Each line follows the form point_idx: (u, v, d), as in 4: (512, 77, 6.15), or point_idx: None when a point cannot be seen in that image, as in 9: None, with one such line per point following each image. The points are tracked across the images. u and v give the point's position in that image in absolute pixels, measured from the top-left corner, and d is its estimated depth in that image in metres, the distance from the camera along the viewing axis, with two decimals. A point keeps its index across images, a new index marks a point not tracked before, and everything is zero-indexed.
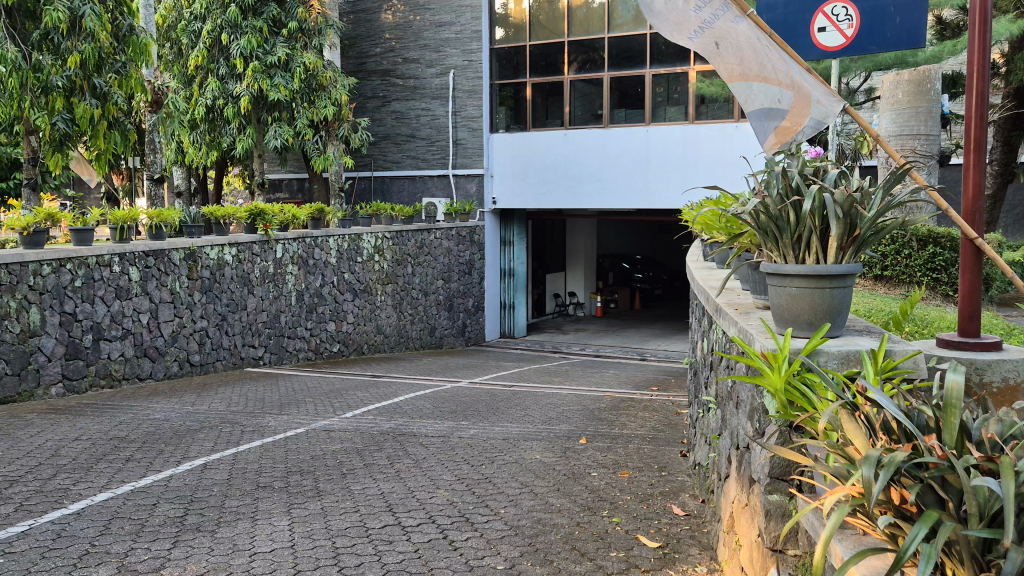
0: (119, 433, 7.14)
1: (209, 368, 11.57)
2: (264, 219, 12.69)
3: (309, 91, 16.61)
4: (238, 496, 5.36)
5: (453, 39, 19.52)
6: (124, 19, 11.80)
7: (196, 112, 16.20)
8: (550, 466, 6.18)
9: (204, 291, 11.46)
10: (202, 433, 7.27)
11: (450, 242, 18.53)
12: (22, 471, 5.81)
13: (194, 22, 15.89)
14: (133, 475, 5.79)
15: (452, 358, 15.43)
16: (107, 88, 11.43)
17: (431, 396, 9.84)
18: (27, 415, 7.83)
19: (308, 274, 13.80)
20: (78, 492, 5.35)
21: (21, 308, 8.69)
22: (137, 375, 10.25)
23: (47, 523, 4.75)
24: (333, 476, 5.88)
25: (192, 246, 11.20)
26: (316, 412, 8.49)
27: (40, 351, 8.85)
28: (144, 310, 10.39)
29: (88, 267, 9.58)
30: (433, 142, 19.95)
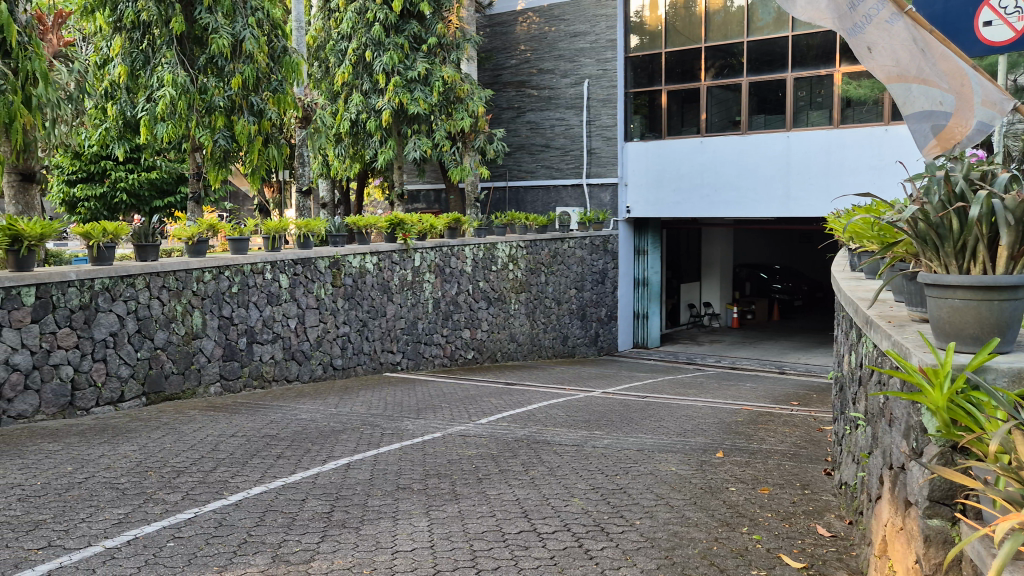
0: (270, 431, 7.56)
1: (350, 372, 12.07)
2: (403, 228, 13.15)
3: (447, 104, 17.07)
4: (380, 495, 5.56)
5: (588, 49, 19.58)
6: (278, 40, 12.54)
7: (341, 126, 16.99)
8: (687, 478, 6.07)
9: (347, 298, 11.97)
10: (345, 434, 7.58)
11: (584, 251, 18.57)
12: (187, 462, 6.26)
13: (342, 41, 16.69)
14: (284, 471, 6.12)
15: (585, 368, 15.42)
16: (263, 105, 12.19)
17: (565, 404, 9.87)
18: (190, 411, 8.42)
19: (444, 282, 14.16)
20: (236, 485, 5.70)
21: (185, 312, 9.35)
22: (285, 376, 10.84)
23: (210, 512, 5.09)
24: (469, 480, 6.01)
25: (336, 254, 11.74)
26: (452, 417, 8.69)
27: (200, 352, 9.48)
28: (292, 315, 10.94)
29: (244, 274, 10.21)
30: (567, 152, 20.03)
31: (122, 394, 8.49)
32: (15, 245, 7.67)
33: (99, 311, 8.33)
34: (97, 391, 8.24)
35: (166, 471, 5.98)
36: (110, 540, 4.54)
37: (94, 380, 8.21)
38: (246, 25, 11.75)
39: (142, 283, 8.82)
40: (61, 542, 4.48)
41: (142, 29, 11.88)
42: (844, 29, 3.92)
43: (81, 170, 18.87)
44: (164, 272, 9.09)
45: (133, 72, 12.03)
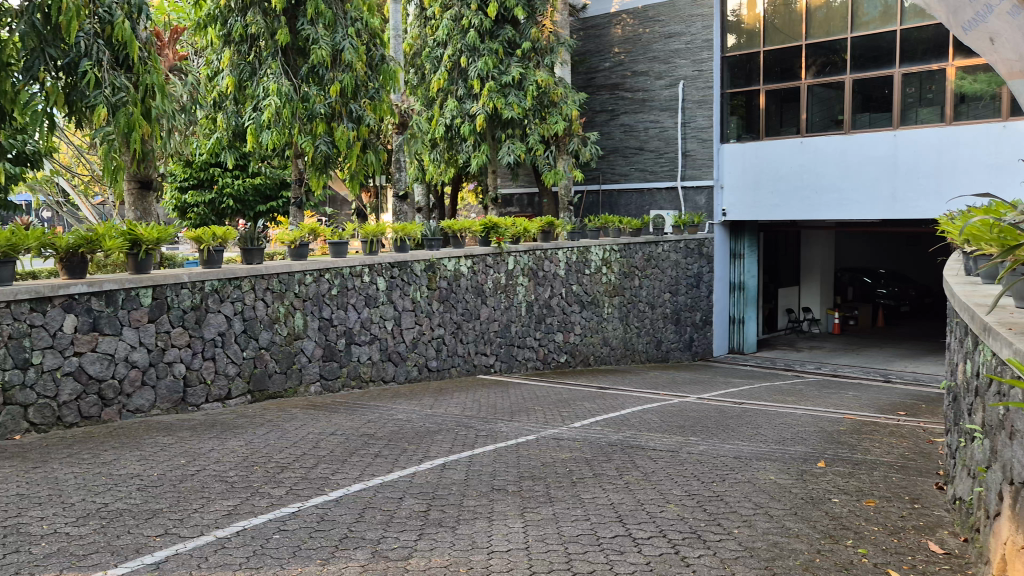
0: (368, 430, 7.75)
1: (445, 373, 12.26)
2: (497, 232, 13.27)
3: (541, 108, 17.18)
4: (475, 496, 5.63)
5: (683, 50, 19.28)
6: (377, 49, 12.89)
7: (436, 131, 17.26)
8: (787, 488, 5.90)
9: (442, 300, 12.17)
10: (441, 435, 7.70)
11: (678, 255, 18.33)
12: (290, 458, 6.48)
13: (438, 48, 17.00)
14: (381, 469, 6.26)
15: (679, 373, 15.20)
16: (362, 112, 12.48)
17: (659, 409, 9.75)
18: (292, 409, 8.71)
19: (537, 285, 14.22)
20: (336, 482, 5.87)
21: (288, 313, 9.68)
22: (382, 377, 11.09)
23: (312, 507, 5.26)
24: (564, 483, 6.00)
25: (431, 257, 11.94)
26: (545, 420, 8.72)
27: (302, 353, 9.80)
28: (389, 317, 11.18)
29: (343, 276, 10.49)
30: (661, 154, 19.78)
31: (229, 392, 8.86)
32: (133, 249, 8.10)
33: (209, 312, 8.71)
34: (206, 387, 8.62)
35: (271, 467, 6.21)
36: (221, 530, 4.74)
37: (204, 377, 8.60)
38: (345, 36, 12.11)
39: (248, 285, 9.18)
40: (177, 530, 4.72)
41: (249, 42, 12.38)
42: (958, 25, 4.08)
43: (192, 177, 19.80)
44: (269, 274, 9.44)
45: (241, 83, 12.54)
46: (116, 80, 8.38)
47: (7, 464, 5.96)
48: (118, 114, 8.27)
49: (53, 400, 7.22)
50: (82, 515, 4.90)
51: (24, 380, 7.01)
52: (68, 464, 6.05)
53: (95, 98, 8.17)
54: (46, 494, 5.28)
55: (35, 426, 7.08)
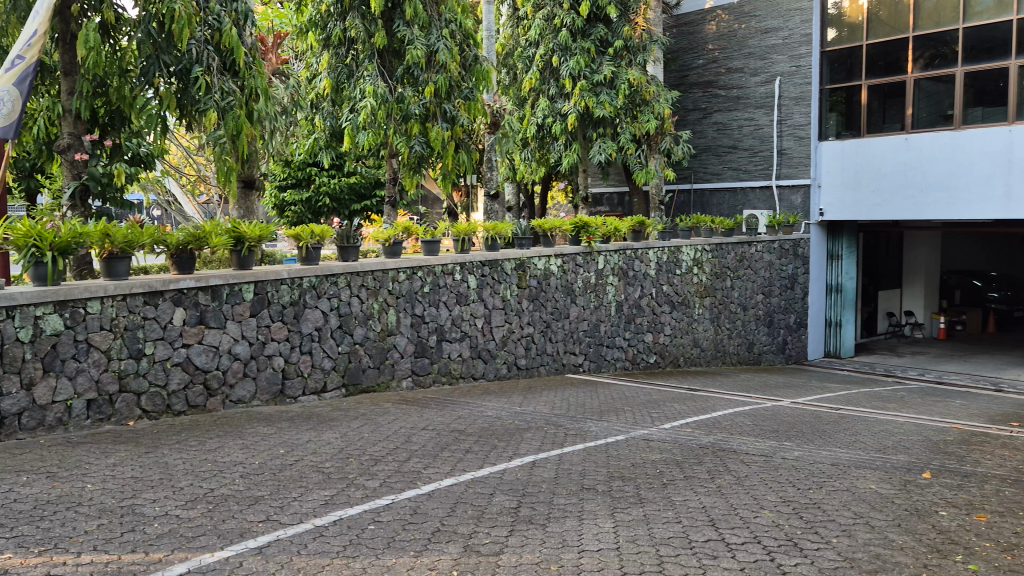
0: (459, 426, 7.86)
1: (534, 372, 12.32)
2: (587, 231, 13.25)
3: (633, 106, 17.05)
4: (565, 494, 5.63)
5: (780, 45, 18.82)
6: (470, 49, 13.07)
7: (528, 131, 17.35)
8: (889, 498, 5.70)
9: (532, 299, 12.23)
10: (531, 432, 7.75)
11: (772, 255, 17.91)
12: (384, 451, 6.64)
13: (529, 48, 17.09)
14: (472, 465, 6.34)
15: (772, 376, 14.84)
16: (456, 112, 12.65)
17: (752, 413, 9.54)
18: (384, 404, 8.92)
19: (627, 285, 14.13)
20: (428, 476, 5.97)
21: (382, 309, 9.90)
22: (472, 374, 11.22)
23: (406, 499, 5.37)
24: (654, 485, 5.95)
25: (522, 256, 12.03)
26: (635, 421, 8.65)
27: (394, 348, 10.02)
28: (479, 315, 11.32)
29: (435, 274, 10.66)
30: (755, 153, 19.34)
31: (325, 385, 9.13)
32: (237, 246, 8.43)
33: (307, 307, 8.98)
34: (303, 380, 8.90)
35: (365, 459, 6.37)
36: (319, 519, 4.89)
37: (301, 371, 8.88)
38: (440, 37, 12.31)
39: (344, 281, 9.42)
40: (277, 517, 4.90)
41: (347, 45, 12.71)
42: None
43: (291, 176, 20.44)
44: (364, 272, 9.66)
45: (339, 85, 12.88)
46: (224, 85, 8.71)
47: (122, 449, 6.30)
48: (227, 118, 8.62)
49: (163, 388, 7.59)
50: (191, 499, 5.14)
51: (137, 369, 7.38)
52: (177, 450, 6.36)
53: (206, 103, 8.50)
54: (158, 477, 5.56)
55: (146, 413, 7.45)
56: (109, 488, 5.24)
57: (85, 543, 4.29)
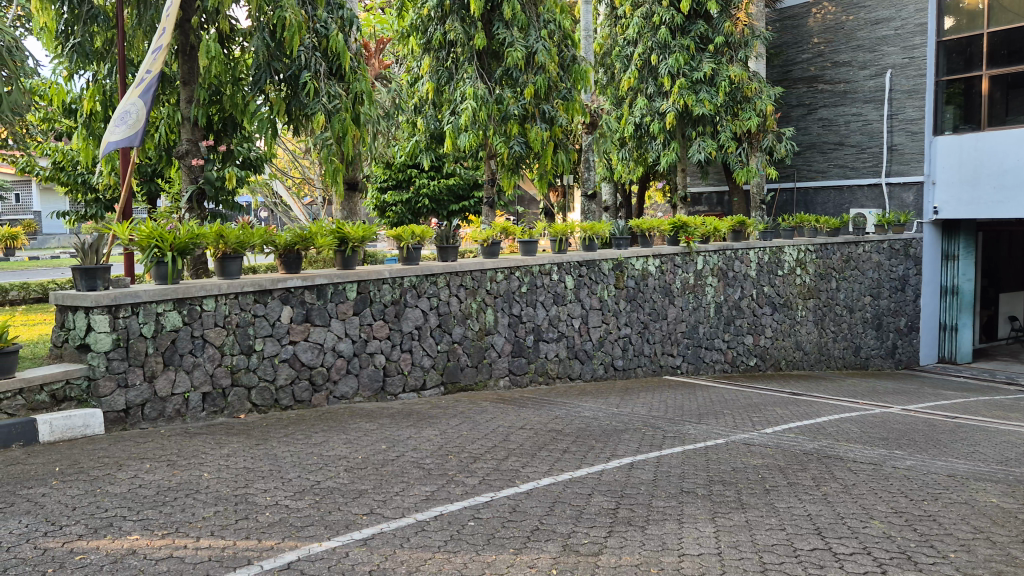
0: (556, 426, 7.88)
1: (631, 373, 12.24)
2: (686, 231, 13.07)
3: (734, 104, 16.68)
4: (664, 497, 5.57)
5: (892, 36, 18.06)
6: (568, 49, 13.09)
7: (625, 130, 17.24)
8: (1011, 512, 5.40)
9: (629, 300, 12.16)
10: (628, 434, 7.70)
11: (881, 256, 17.22)
12: (482, 449, 6.72)
13: (628, 46, 16.99)
14: (570, 465, 6.34)
15: (881, 382, 14.26)
16: (554, 112, 12.68)
17: (860, 419, 9.19)
18: (482, 402, 9.02)
19: (727, 286, 13.87)
20: (527, 475, 6.01)
21: (480, 309, 10.02)
22: (569, 374, 11.23)
23: (504, 497, 5.42)
24: (756, 490, 5.81)
25: (619, 257, 11.98)
26: (735, 424, 8.48)
27: (492, 348, 10.12)
28: (576, 315, 11.32)
29: (533, 274, 10.73)
30: (864, 149, 18.61)
31: (424, 382, 9.30)
32: (341, 246, 8.69)
33: (408, 306, 9.17)
34: (404, 378, 9.09)
35: (464, 456, 6.46)
36: (420, 514, 4.99)
37: (402, 368, 9.08)
38: (539, 38, 12.38)
39: (443, 281, 9.57)
40: (381, 510, 5.02)
41: (447, 48, 12.92)
42: None
43: (392, 178, 20.87)
44: (462, 272, 9.81)
45: (439, 88, 13.10)
46: (331, 89, 9.00)
47: (235, 440, 6.60)
48: (335, 120, 8.90)
49: (271, 383, 7.89)
50: (299, 490, 5.33)
51: (248, 364, 7.70)
52: (285, 443, 6.61)
53: (314, 107, 8.80)
54: (268, 468, 5.80)
55: (256, 406, 7.76)
56: (224, 478, 5.49)
57: (203, 528, 4.51)
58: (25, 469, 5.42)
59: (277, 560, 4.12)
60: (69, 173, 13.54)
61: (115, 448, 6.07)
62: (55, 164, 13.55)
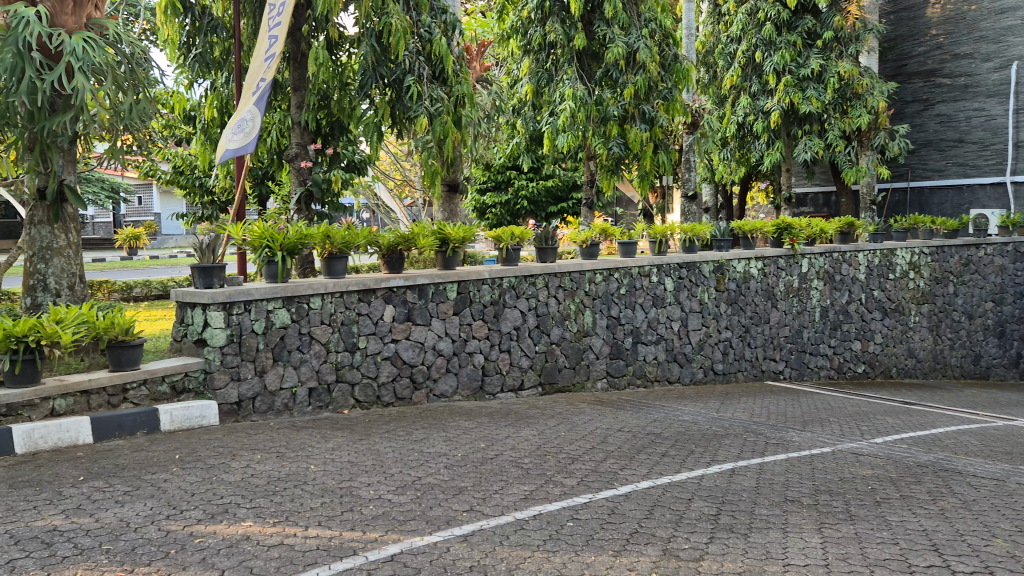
0: (655, 429, 7.78)
1: (732, 377, 11.98)
2: (791, 233, 12.71)
3: (843, 101, 16.11)
4: (768, 505, 5.42)
5: (1018, 26, 16.98)
6: (670, 49, 12.97)
7: (727, 130, 16.90)
8: None
9: (730, 303, 11.93)
10: (729, 439, 7.54)
11: (1004, 259, 16.28)
12: (581, 451, 6.71)
13: (731, 44, 16.69)
14: (669, 469, 6.25)
15: (1002, 393, 13.46)
16: (655, 112, 12.50)
17: (980, 432, 8.71)
18: (579, 404, 9.01)
19: (833, 289, 13.43)
20: (625, 477, 5.96)
21: (578, 310, 10.02)
22: (667, 377, 11.09)
23: (603, 499, 5.39)
24: (866, 502, 5.58)
25: (720, 259, 11.75)
26: (843, 433, 8.18)
27: (590, 349, 10.10)
28: (675, 318, 11.18)
29: (632, 276, 10.65)
30: (986, 146, 17.64)
31: (522, 383, 9.36)
32: (442, 247, 8.84)
33: (506, 307, 9.25)
34: (502, 377, 9.17)
35: (562, 457, 6.47)
36: (520, 513, 5.02)
37: (500, 368, 9.16)
38: (640, 37, 12.29)
39: (542, 282, 9.62)
40: (481, 508, 5.08)
41: (547, 50, 12.99)
42: None
43: (491, 180, 21.06)
44: (561, 273, 9.84)
45: (539, 90, 13.18)
46: (434, 93, 9.16)
47: (340, 434, 6.80)
48: (436, 123, 9.05)
49: (374, 380, 8.08)
50: (401, 485, 5.45)
51: (352, 361, 7.92)
52: (387, 439, 6.77)
53: (417, 110, 8.97)
54: (372, 463, 5.95)
55: (359, 402, 7.97)
56: (330, 470, 5.68)
57: (311, 518, 4.67)
58: (148, 455, 5.73)
59: (381, 552, 4.22)
60: (188, 177, 14.26)
61: (229, 439, 6.35)
62: (175, 169, 14.29)
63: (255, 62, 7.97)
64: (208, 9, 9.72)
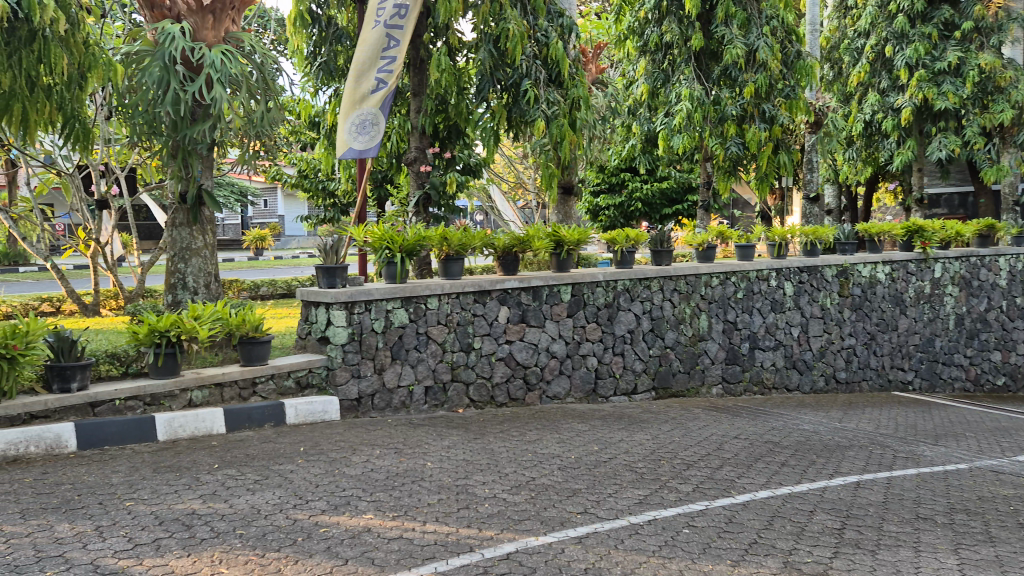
0: (774, 438, 7.55)
1: (855, 387, 11.48)
2: (922, 236, 12.10)
3: (983, 95, 15.32)
4: (897, 522, 5.17)
5: None
6: (793, 45, 12.56)
7: (854, 128, 16.21)
8: None
9: (854, 308, 11.44)
10: (854, 451, 7.22)
11: None
12: (696, 457, 6.59)
13: (858, 39, 16.05)
14: (789, 479, 6.05)
15: None
16: (775, 111, 12.08)
17: None
18: (693, 409, 8.84)
19: (970, 296, 12.71)
20: (743, 486, 5.81)
21: (693, 314, 9.83)
22: (786, 385, 10.73)
23: (719, 507, 5.27)
24: (1007, 524, 5.24)
25: (845, 263, 11.31)
26: (979, 449, 7.71)
27: (705, 354, 9.90)
28: (795, 323, 10.82)
29: (749, 280, 10.38)
30: None
31: (635, 386, 9.27)
32: (557, 249, 8.86)
33: (620, 309, 9.18)
34: (615, 381, 9.12)
35: (677, 462, 6.37)
36: (634, 517, 4.98)
37: (613, 371, 9.11)
38: (760, 35, 11.95)
39: (656, 285, 9.50)
40: (594, 510, 5.06)
41: (663, 50, 12.83)
42: None
43: (604, 182, 20.98)
44: (677, 276, 9.67)
45: (655, 90, 13.03)
46: (550, 96, 9.20)
47: (456, 433, 6.92)
48: (552, 126, 9.08)
49: (488, 380, 8.19)
50: (515, 485, 5.50)
51: (467, 361, 8.05)
52: (501, 438, 6.85)
53: (534, 113, 9.03)
54: (486, 462, 6.04)
55: (473, 402, 8.09)
56: (447, 468, 5.79)
57: (428, 513, 4.77)
58: (276, 447, 6.01)
59: (497, 550, 4.28)
60: (312, 181, 14.82)
61: (349, 434, 6.59)
62: (301, 173, 14.92)
63: (364, 56, 8.12)
64: (334, 19, 10.16)
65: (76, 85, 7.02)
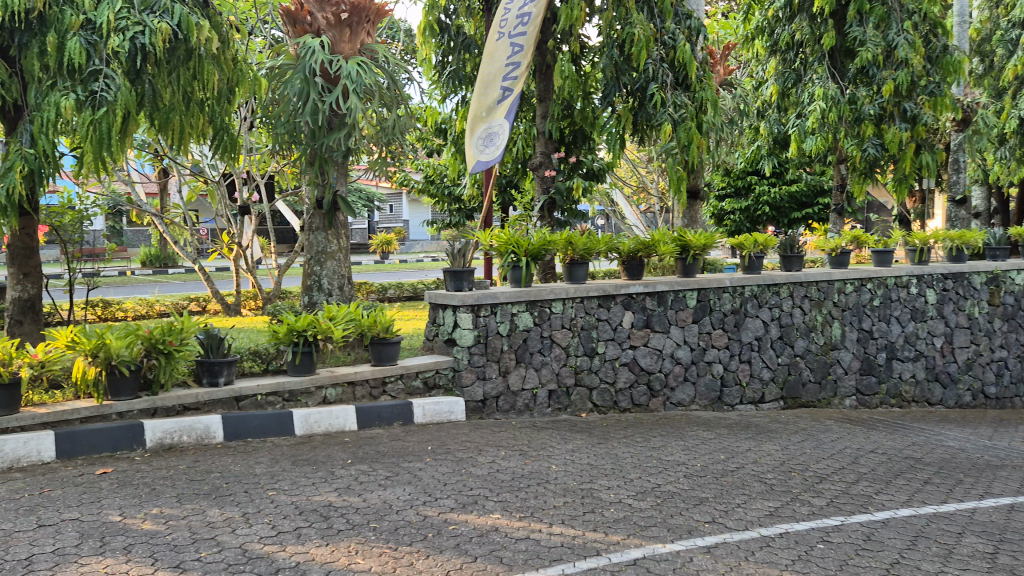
0: (915, 453, 7.16)
1: (1005, 403, 10.77)
2: None
3: None
4: None
5: None
6: (938, 40, 11.91)
7: (1007, 126, 15.17)
8: None
9: (1006, 318, 10.77)
10: (1006, 470, 6.75)
11: None
12: (830, 470, 6.32)
13: (1012, 29, 15.05)
14: (934, 498, 5.72)
15: None
16: (918, 110, 11.46)
17: None
18: (826, 420, 8.49)
19: None
20: (882, 503, 5.54)
21: (825, 322, 9.46)
22: (928, 399, 10.16)
23: (856, 524, 5.04)
24: None
25: (995, 270, 10.62)
26: None
27: (838, 363, 9.51)
28: (938, 333, 10.22)
29: (887, 287, 9.88)
30: None
31: (763, 396, 9.00)
32: (682, 254, 8.69)
33: (748, 316, 8.94)
34: (741, 389, 8.88)
35: (810, 475, 6.13)
36: (766, 529, 4.84)
37: (740, 379, 8.87)
38: (901, 31, 11.37)
39: (786, 292, 9.20)
40: (723, 520, 4.95)
41: (794, 49, 12.42)
42: None
43: (730, 185, 20.47)
44: (808, 283, 9.33)
45: (785, 91, 12.64)
46: (676, 99, 9.07)
47: (579, 437, 6.93)
48: (679, 129, 8.94)
49: (611, 386, 8.14)
50: (641, 491, 5.45)
51: (591, 365, 8.04)
52: (625, 444, 6.80)
53: (660, 117, 8.93)
54: (610, 467, 6.01)
55: (596, 407, 8.08)
56: (571, 472, 5.79)
57: (554, 516, 4.80)
58: (405, 445, 6.20)
59: (625, 555, 4.25)
60: (438, 186, 15.15)
61: (475, 434, 6.70)
62: (427, 179, 15.26)
63: (489, 70, 8.35)
64: (462, 28, 10.38)
65: (225, 99, 7.49)
